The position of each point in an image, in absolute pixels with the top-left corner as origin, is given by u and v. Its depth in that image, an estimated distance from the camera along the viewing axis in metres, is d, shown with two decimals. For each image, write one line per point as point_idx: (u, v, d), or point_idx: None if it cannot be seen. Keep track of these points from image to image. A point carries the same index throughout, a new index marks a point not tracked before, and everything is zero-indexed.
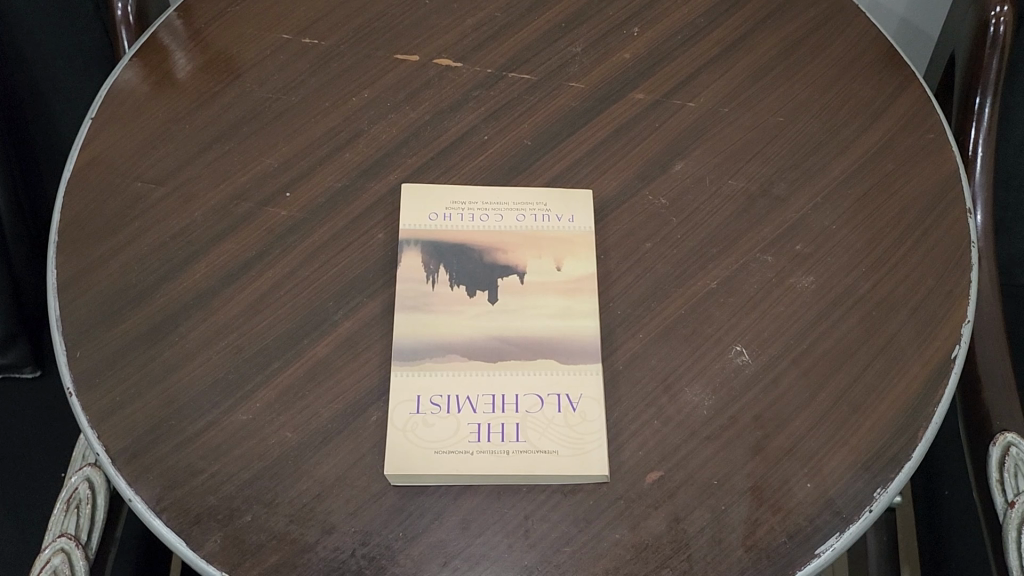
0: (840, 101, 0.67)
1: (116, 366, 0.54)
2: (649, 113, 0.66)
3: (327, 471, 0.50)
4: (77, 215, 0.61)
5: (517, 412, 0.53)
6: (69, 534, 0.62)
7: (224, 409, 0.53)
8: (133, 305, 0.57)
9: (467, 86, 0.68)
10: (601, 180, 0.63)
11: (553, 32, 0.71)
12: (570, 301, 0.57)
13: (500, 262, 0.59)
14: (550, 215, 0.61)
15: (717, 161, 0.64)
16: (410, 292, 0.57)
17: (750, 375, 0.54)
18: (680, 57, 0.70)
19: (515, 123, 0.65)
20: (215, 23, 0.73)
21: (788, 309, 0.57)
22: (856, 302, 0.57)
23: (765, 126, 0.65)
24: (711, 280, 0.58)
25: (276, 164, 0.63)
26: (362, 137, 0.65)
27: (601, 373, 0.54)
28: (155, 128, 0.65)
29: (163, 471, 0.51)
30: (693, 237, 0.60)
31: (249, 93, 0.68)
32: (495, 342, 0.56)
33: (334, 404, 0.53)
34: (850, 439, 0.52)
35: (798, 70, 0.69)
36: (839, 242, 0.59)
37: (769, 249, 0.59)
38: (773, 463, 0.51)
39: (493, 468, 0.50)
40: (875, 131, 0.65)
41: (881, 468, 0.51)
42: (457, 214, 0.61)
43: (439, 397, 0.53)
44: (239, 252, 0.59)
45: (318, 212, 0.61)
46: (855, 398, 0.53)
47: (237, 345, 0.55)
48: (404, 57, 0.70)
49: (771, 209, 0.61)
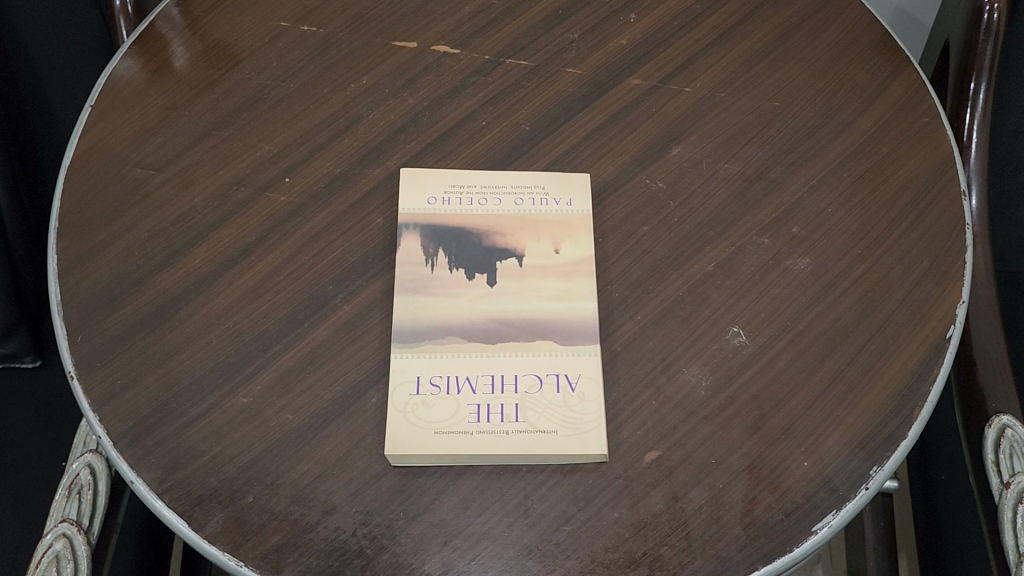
0: (836, 85, 0.67)
1: (117, 349, 0.55)
2: (646, 99, 0.66)
3: (328, 453, 0.51)
4: (76, 202, 0.61)
5: (516, 393, 0.53)
6: (71, 520, 0.62)
7: (225, 392, 0.53)
8: (133, 290, 0.57)
9: (465, 73, 0.68)
10: (598, 165, 0.63)
11: (550, 19, 0.72)
12: (568, 284, 0.57)
13: (499, 246, 0.59)
14: (548, 199, 0.61)
15: (714, 145, 0.64)
16: (410, 275, 0.57)
17: (747, 356, 0.54)
18: (676, 43, 0.70)
19: (513, 109, 0.66)
20: (212, 11, 0.73)
21: (784, 290, 0.57)
22: (852, 283, 0.57)
23: (762, 111, 0.66)
24: (708, 263, 0.58)
25: (274, 151, 0.64)
26: (361, 123, 0.65)
27: (599, 355, 0.54)
28: (153, 116, 0.66)
29: (164, 454, 0.51)
30: (690, 220, 0.60)
31: (248, 80, 0.68)
32: (494, 324, 0.56)
33: (333, 387, 0.53)
34: (846, 419, 0.52)
35: (793, 55, 0.69)
36: (835, 224, 0.60)
37: (766, 232, 0.59)
38: (770, 442, 0.51)
39: (492, 447, 0.51)
40: (870, 116, 0.66)
41: (877, 447, 0.51)
42: (456, 199, 0.61)
43: (438, 378, 0.54)
44: (238, 237, 0.60)
45: (317, 197, 0.61)
46: (851, 378, 0.53)
47: (237, 329, 0.56)
48: (402, 44, 0.70)
49: (768, 193, 0.61)
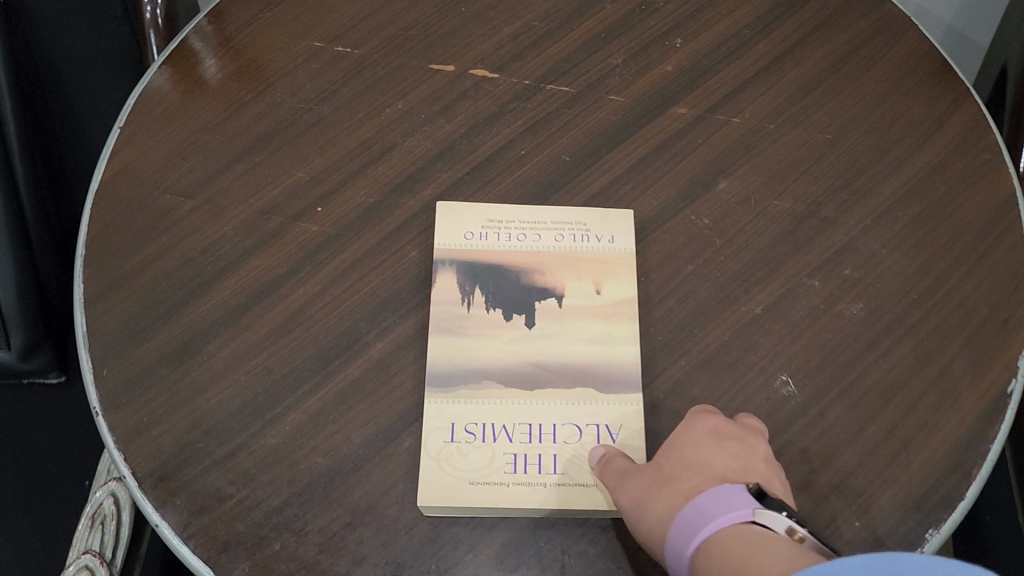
0: (894, 114, 0.64)
1: (143, 386, 0.54)
2: (692, 129, 0.63)
3: (359, 500, 0.49)
4: (104, 227, 0.60)
5: (554, 443, 0.51)
6: (95, 552, 0.64)
7: (253, 433, 0.52)
8: (161, 323, 0.56)
9: (504, 99, 0.66)
10: (642, 199, 0.60)
11: (594, 42, 0.69)
12: (610, 327, 0.55)
13: (538, 284, 0.57)
14: (589, 235, 0.59)
15: (762, 178, 0.61)
16: (444, 314, 0.55)
17: (796, 407, 0.52)
18: (726, 69, 0.66)
19: (555, 138, 0.63)
20: (246, 29, 0.71)
21: (836, 337, 0.54)
22: (908, 330, 0.54)
23: (815, 142, 0.63)
24: (755, 305, 0.56)
25: (306, 178, 0.62)
26: (395, 150, 0.63)
27: (642, 405, 0.52)
28: (184, 139, 0.64)
29: (190, 496, 0.50)
30: (737, 259, 0.58)
31: (280, 103, 0.66)
32: (532, 368, 0.54)
33: (364, 430, 0.52)
34: (900, 476, 0.49)
35: (850, 81, 0.66)
36: (890, 266, 0.57)
37: (817, 273, 0.57)
38: (819, 500, 0.49)
39: (528, 501, 0.49)
40: (930, 149, 0.62)
41: (932, 508, 0.49)
42: (493, 234, 0.59)
43: (474, 425, 0.52)
44: (269, 268, 0.58)
45: (349, 228, 0.60)
46: (906, 433, 0.51)
47: (265, 366, 0.54)
48: (439, 68, 0.68)
49: (819, 232, 0.58)
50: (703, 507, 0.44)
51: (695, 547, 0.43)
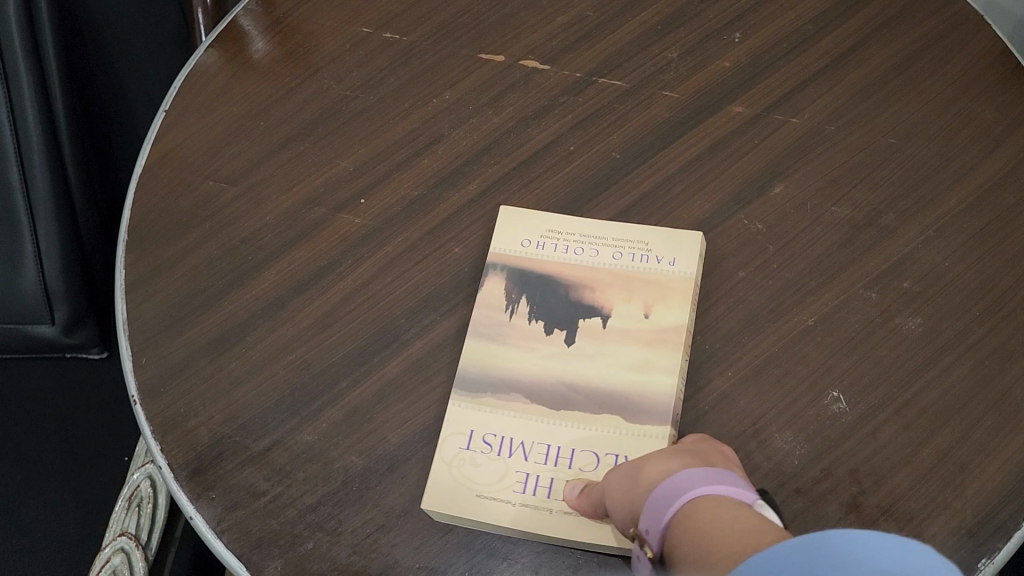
0: (962, 120, 0.61)
1: (181, 376, 0.53)
2: (748, 129, 0.61)
3: (393, 502, 0.48)
4: (147, 213, 0.60)
5: (569, 469, 0.49)
6: (130, 534, 0.64)
7: (289, 428, 0.51)
8: (200, 312, 0.55)
9: (554, 92, 0.64)
10: (694, 200, 0.58)
11: (649, 34, 0.66)
12: (651, 356, 0.52)
13: (586, 301, 0.55)
14: (649, 256, 0.56)
15: (821, 183, 0.59)
16: (486, 319, 0.54)
17: (848, 425, 0.50)
18: (786, 67, 0.64)
19: (604, 134, 0.61)
20: (294, 12, 0.69)
21: (892, 352, 0.52)
22: (969, 348, 0.52)
23: (877, 146, 0.60)
24: (808, 316, 0.54)
25: (350, 168, 0.61)
26: (442, 142, 0.62)
27: (667, 445, 0.49)
28: (229, 125, 0.63)
29: (225, 490, 0.49)
30: (790, 267, 0.55)
31: (326, 90, 0.65)
32: (562, 389, 0.52)
33: (401, 430, 0.51)
34: (954, 502, 0.47)
35: (916, 82, 0.63)
36: (951, 280, 0.54)
37: (874, 285, 0.54)
38: (869, 523, 0.47)
39: (530, 522, 0.47)
40: (998, 157, 0.59)
41: (987, 536, 0.46)
42: (552, 244, 0.57)
43: (493, 436, 0.51)
44: (311, 260, 0.57)
45: (392, 221, 0.58)
46: (962, 457, 0.48)
47: (303, 361, 0.53)
48: (489, 58, 0.66)
49: (878, 241, 0.56)
50: (693, 478, 0.42)
51: (673, 511, 0.42)
